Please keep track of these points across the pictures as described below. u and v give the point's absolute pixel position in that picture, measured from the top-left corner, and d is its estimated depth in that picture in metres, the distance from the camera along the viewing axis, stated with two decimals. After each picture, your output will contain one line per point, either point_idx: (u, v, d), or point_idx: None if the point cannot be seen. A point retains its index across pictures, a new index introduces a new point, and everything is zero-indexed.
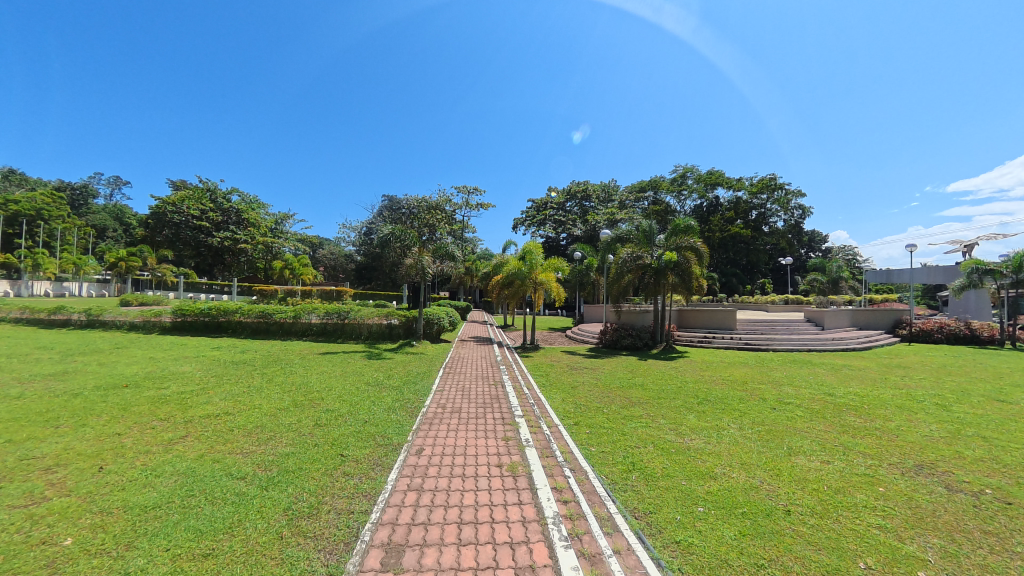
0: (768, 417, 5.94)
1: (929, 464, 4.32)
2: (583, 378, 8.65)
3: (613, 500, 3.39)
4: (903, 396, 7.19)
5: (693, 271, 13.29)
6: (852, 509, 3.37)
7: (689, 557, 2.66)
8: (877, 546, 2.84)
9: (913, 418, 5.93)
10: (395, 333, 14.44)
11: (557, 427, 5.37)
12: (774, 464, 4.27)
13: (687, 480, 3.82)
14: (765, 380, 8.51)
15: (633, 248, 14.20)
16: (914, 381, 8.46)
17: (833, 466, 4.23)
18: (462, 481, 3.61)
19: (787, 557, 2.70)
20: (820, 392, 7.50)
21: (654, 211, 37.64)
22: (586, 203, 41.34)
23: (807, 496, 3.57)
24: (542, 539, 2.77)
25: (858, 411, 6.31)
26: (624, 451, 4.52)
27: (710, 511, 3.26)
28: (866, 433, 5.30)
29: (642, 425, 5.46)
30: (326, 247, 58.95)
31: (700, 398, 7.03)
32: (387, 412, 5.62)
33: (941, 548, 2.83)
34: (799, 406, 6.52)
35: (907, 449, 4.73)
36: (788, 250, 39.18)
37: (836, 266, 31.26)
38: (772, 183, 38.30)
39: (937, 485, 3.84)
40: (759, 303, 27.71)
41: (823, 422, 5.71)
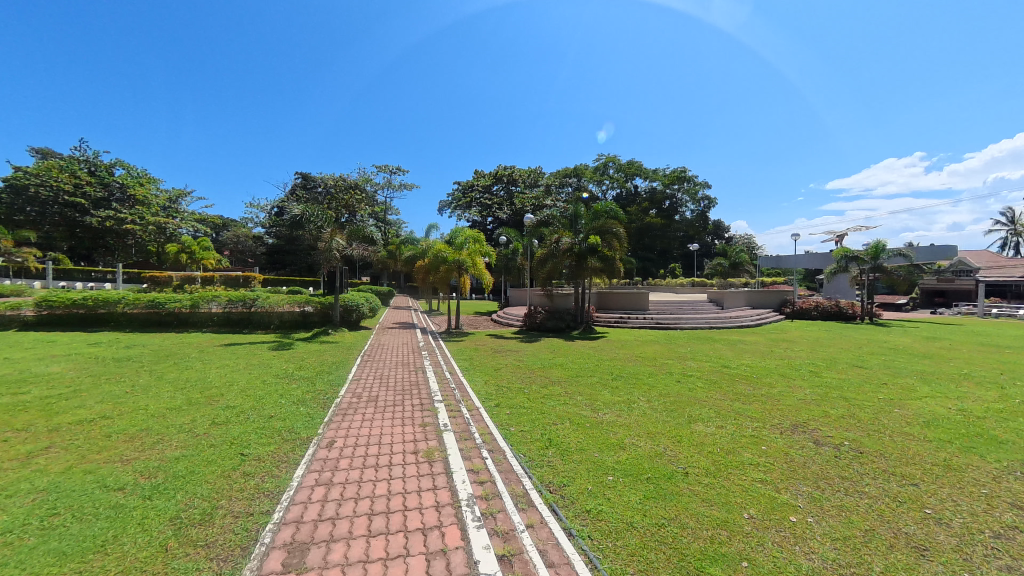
0: (673, 389, 6.51)
1: (803, 423, 4.98)
2: (506, 361, 8.81)
3: (529, 476, 3.50)
4: (784, 366, 8.24)
5: (613, 255, 13.93)
6: (739, 467, 3.78)
7: (599, 524, 2.83)
8: (759, 498, 3.21)
9: (792, 384, 6.81)
10: (309, 321, 13.60)
11: (477, 409, 5.41)
12: (676, 431, 4.66)
13: (599, 452, 4.05)
14: (671, 356, 9.29)
15: (558, 233, 14.61)
16: (791, 353, 9.75)
17: (726, 431, 4.71)
18: (376, 471, 3.52)
19: (683, 515, 2.95)
20: (718, 365, 8.35)
21: (577, 199, 39.07)
22: (512, 187, 41.38)
23: (703, 458, 3.95)
24: (455, 522, 2.79)
25: (749, 380, 7.12)
26: (541, 428, 4.68)
27: (618, 479, 3.49)
28: (754, 398, 6.01)
29: (559, 403, 5.70)
30: (232, 230, 53.74)
31: (613, 374, 7.51)
32: (296, 405, 5.27)
33: (809, 495, 3.29)
34: (700, 378, 7.22)
35: (786, 411, 5.43)
36: (696, 237, 42.73)
37: (736, 252, 34.69)
38: (683, 175, 41.43)
39: (808, 440, 4.44)
40: (670, 285, 29.97)
41: (719, 391, 6.38)
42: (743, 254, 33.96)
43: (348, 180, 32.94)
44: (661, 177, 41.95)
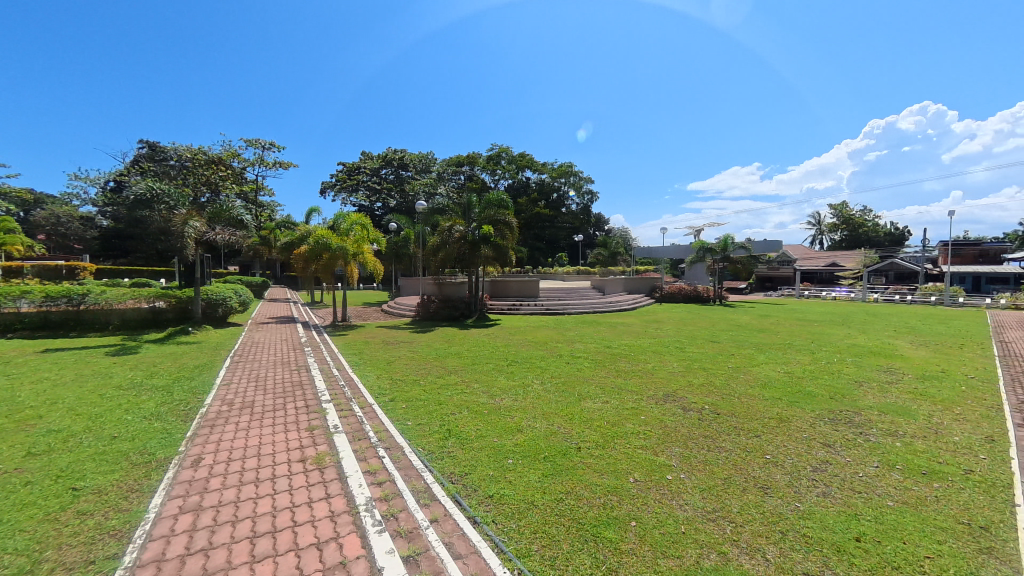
0: (563, 370, 6.95)
1: (672, 392, 5.72)
2: (401, 353, 8.51)
3: (430, 470, 3.43)
4: (655, 343, 9.33)
5: (504, 244, 14.21)
6: (623, 437, 4.19)
7: (502, 507, 2.90)
8: (641, 463, 3.60)
9: (663, 360, 7.74)
10: (162, 319, 11.49)
11: (371, 406, 5.13)
12: (568, 410, 4.98)
13: (498, 437, 4.15)
14: (561, 339, 9.89)
15: (451, 220, 14.47)
16: (661, 332, 11.08)
17: (611, 405, 5.19)
18: (257, 486, 3.13)
19: (578, 487, 3.17)
20: (601, 345, 9.14)
21: (470, 187, 39.15)
22: (403, 172, 39.58)
23: (593, 433, 4.29)
24: (353, 530, 2.62)
25: (628, 358, 7.92)
26: (440, 419, 4.63)
27: (518, 461, 3.61)
28: (632, 374, 6.71)
29: (457, 392, 5.69)
30: (39, 207, 42.59)
31: (508, 360, 7.74)
32: (149, 420, 4.43)
33: (681, 454, 3.78)
34: (587, 358, 7.82)
35: (658, 383, 6.17)
36: (580, 229, 45.84)
37: (614, 243, 38.07)
38: (569, 169, 43.99)
39: (677, 407, 5.10)
40: (557, 273, 31.77)
41: (604, 369, 6.99)
42: (620, 244, 37.45)
43: (210, 154, 28.37)
44: (550, 170, 44.02)
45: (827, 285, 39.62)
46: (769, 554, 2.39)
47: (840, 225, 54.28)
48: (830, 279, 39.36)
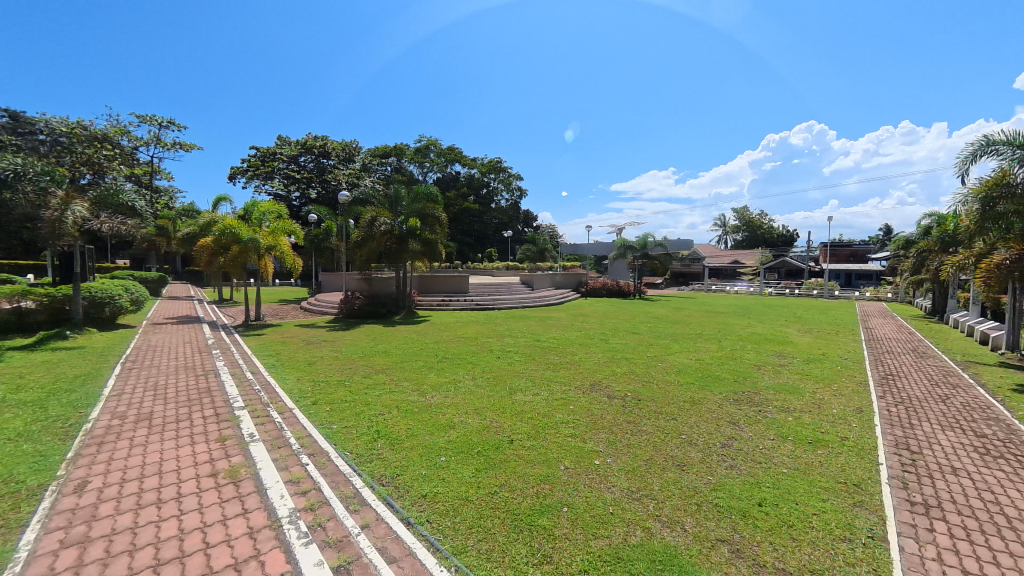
0: (494, 365, 7.00)
1: (598, 382, 6.02)
2: (323, 353, 8.03)
3: (359, 474, 3.29)
4: (581, 336, 9.75)
5: (432, 238, 13.85)
6: (553, 427, 4.33)
7: (435, 505, 2.87)
8: (571, 451, 3.75)
9: (588, 351, 8.12)
10: (29, 322, 9.72)
11: (292, 411, 4.78)
12: (499, 404, 5.04)
13: (429, 435, 4.08)
14: (491, 334, 9.95)
15: (375, 212, 14.00)
16: (586, 325, 11.60)
17: (541, 397, 5.33)
18: (160, 508, 2.79)
19: (512, 479, 3.23)
20: (531, 339, 9.34)
21: (397, 179, 37.78)
22: (324, 161, 36.76)
23: (524, 425, 4.37)
24: (276, 545, 2.44)
25: (556, 350, 8.20)
26: (368, 421, 4.44)
27: (450, 458, 3.58)
28: (560, 366, 6.95)
29: (385, 392, 5.49)
30: None
31: (439, 357, 7.63)
32: (13, 442, 3.74)
33: (608, 439, 4.00)
34: (517, 352, 7.95)
35: (585, 374, 6.46)
36: (509, 225, 46.32)
37: (542, 239, 38.97)
38: (499, 165, 44.27)
39: (603, 396, 5.38)
40: (487, 268, 31.86)
41: (533, 362, 7.17)
42: (548, 241, 38.43)
43: (90, 130, 24.65)
44: (479, 166, 43.93)
45: (729, 280, 43.99)
46: (687, 525, 2.62)
47: (740, 226, 60.54)
48: (732, 275, 43.77)
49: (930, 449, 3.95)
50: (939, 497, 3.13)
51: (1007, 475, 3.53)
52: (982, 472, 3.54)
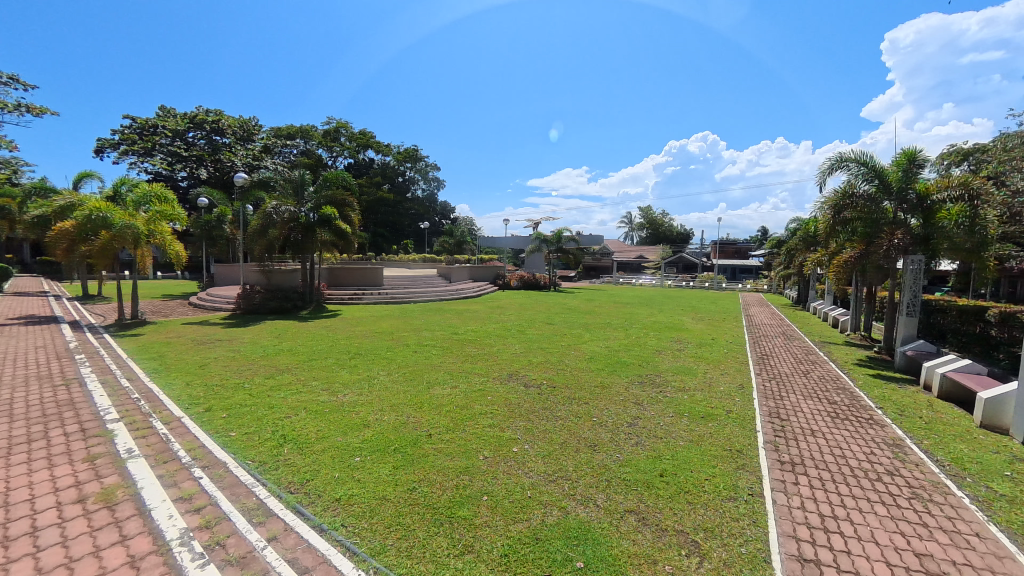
0: (411, 359, 6.85)
1: (515, 372, 6.18)
2: (217, 353, 7.20)
3: (263, 484, 3.03)
4: (499, 328, 9.91)
5: (344, 229, 12.96)
6: (472, 418, 4.36)
7: (351, 508, 2.74)
8: (489, 440, 3.80)
9: (506, 342, 8.29)
10: None
11: (181, 419, 4.24)
12: (417, 399, 4.94)
13: (342, 436, 3.88)
14: (407, 328, 9.71)
15: (279, 199, 12.71)
16: (504, 317, 11.80)
17: (459, 389, 5.33)
18: (6, 547, 2.33)
19: (431, 473, 3.19)
20: (449, 332, 9.29)
21: (302, 162, 35.01)
22: (217, 138, 32.65)
23: (442, 418, 4.34)
24: (166, 572, 2.18)
25: (474, 342, 8.25)
26: (272, 426, 4.09)
27: (366, 458, 3.44)
28: (478, 358, 7.01)
29: (292, 393, 5.10)
30: None
31: (351, 353, 7.26)
32: None
33: (525, 427, 4.12)
34: (435, 345, 7.86)
35: (502, 364, 6.59)
36: (426, 216, 45.34)
37: (460, 231, 38.67)
38: (415, 153, 43.11)
39: (520, 385, 5.54)
40: (403, 260, 30.88)
41: (451, 355, 7.14)
42: (466, 233, 38.31)
43: None
44: (394, 153, 42.36)
45: (635, 273, 47.56)
46: (598, 500, 2.81)
47: (644, 224, 65.67)
48: (637, 268, 47.38)
49: (793, 416, 4.67)
50: (800, 456, 3.71)
51: (848, 433, 4.30)
52: (831, 432, 4.27)
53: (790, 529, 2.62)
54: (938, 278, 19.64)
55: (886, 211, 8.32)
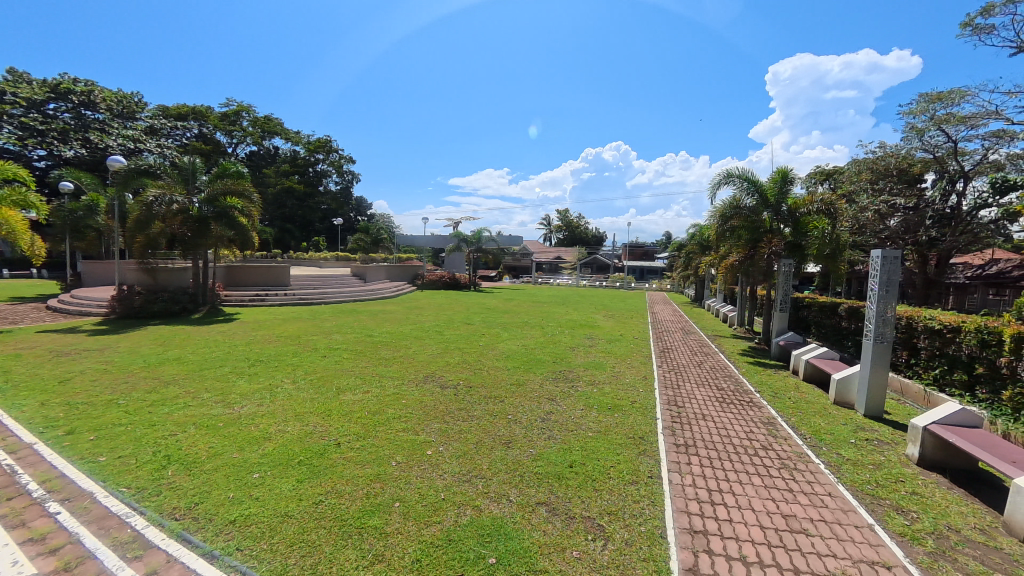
0: (320, 364, 6.42)
1: (432, 373, 6.07)
2: (81, 366, 6.14)
3: (140, 513, 2.64)
4: (416, 329, 9.67)
5: (243, 223, 11.80)
6: (385, 424, 4.19)
7: (248, 529, 2.50)
8: (402, 445, 3.69)
9: (423, 343, 8.11)
10: None
11: (30, 447, 3.55)
12: (325, 406, 4.64)
13: (238, 451, 3.52)
14: (317, 331, 9.09)
15: (161, 187, 11.23)
16: (422, 317, 11.55)
17: (371, 394, 5.10)
18: None
19: (339, 484, 3.01)
20: (362, 334, 8.87)
21: (195, 146, 31.43)
22: (86, 112, 27.45)
23: (353, 425, 4.13)
24: None
25: (389, 344, 7.96)
26: (152, 446, 3.58)
27: (266, 473, 3.15)
28: (394, 360, 6.78)
29: (179, 407, 4.52)
30: None
31: (251, 360, 6.62)
32: None
33: (441, 429, 4.06)
34: (346, 349, 7.45)
35: (418, 366, 6.44)
36: (340, 212, 42.95)
37: (377, 229, 37.16)
38: (328, 144, 40.81)
39: (436, 386, 5.46)
40: (312, 259, 28.87)
41: (365, 359, 6.81)
42: (383, 231, 36.92)
43: None
44: (304, 142, 39.70)
45: (553, 273, 49.36)
46: (512, 495, 2.85)
47: (561, 226, 68.39)
48: (555, 269, 49.23)
49: (688, 403, 5.16)
50: (693, 438, 4.10)
51: (733, 415, 4.85)
52: (718, 416, 4.79)
53: (682, 505, 2.89)
54: (804, 279, 22.88)
55: (765, 221, 9.38)
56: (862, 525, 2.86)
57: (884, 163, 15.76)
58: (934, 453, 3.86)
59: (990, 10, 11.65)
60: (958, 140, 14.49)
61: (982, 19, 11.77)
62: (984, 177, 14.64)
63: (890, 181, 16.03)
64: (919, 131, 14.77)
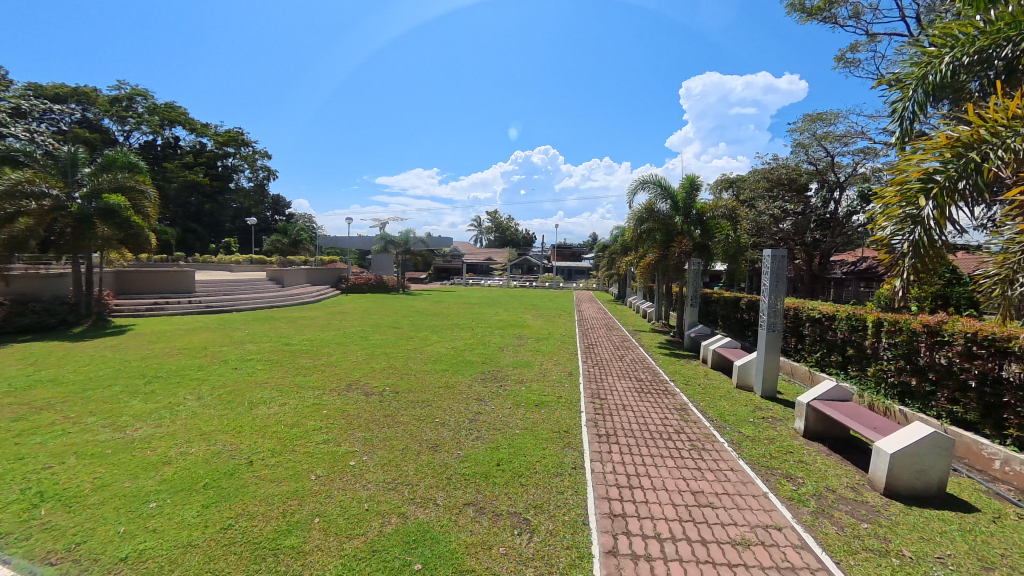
0: (229, 378, 5.88)
1: (356, 380, 5.83)
2: None
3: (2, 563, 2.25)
4: (339, 335, 9.24)
5: (136, 222, 10.46)
6: (304, 436, 3.95)
7: (143, 566, 2.23)
8: (322, 457, 3.50)
9: (346, 350, 7.76)
10: None
11: None
12: (236, 423, 4.27)
13: (131, 480, 3.13)
14: (226, 341, 8.34)
15: (31, 176, 9.66)
16: (346, 322, 11.05)
17: (288, 406, 4.78)
18: None
19: (252, 505, 2.79)
20: (279, 343, 8.29)
21: (75, 133, 27.38)
22: None
23: (268, 441, 3.84)
24: None
25: (310, 352, 7.52)
26: (18, 483, 3.06)
27: (165, 502, 2.83)
28: (314, 369, 6.41)
29: (53, 436, 3.90)
30: None
31: (146, 376, 5.90)
32: None
33: (365, 438, 3.90)
34: (260, 360, 6.91)
35: (341, 374, 6.15)
36: (254, 211, 39.76)
37: (296, 230, 34.82)
38: (240, 137, 37.69)
39: (360, 394, 5.24)
40: (222, 262, 26.37)
41: (281, 369, 6.36)
42: (304, 232, 34.78)
43: None
44: (212, 134, 36.28)
45: (484, 275, 49.47)
46: (439, 499, 2.83)
47: (492, 228, 68.87)
48: (486, 270, 49.43)
49: (610, 395, 5.45)
50: (614, 428, 4.35)
51: (650, 404, 5.21)
52: (637, 405, 5.11)
53: (604, 492, 3.05)
54: (713, 276, 25.05)
55: (676, 224, 10.20)
56: (758, 494, 3.21)
57: (777, 173, 17.77)
58: (815, 426, 4.42)
59: (856, 47, 13.59)
60: (834, 155, 16.71)
61: (850, 54, 13.67)
62: (853, 188, 17.02)
63: (782, 189, 18.05)
64: (804, 146, 16.83)
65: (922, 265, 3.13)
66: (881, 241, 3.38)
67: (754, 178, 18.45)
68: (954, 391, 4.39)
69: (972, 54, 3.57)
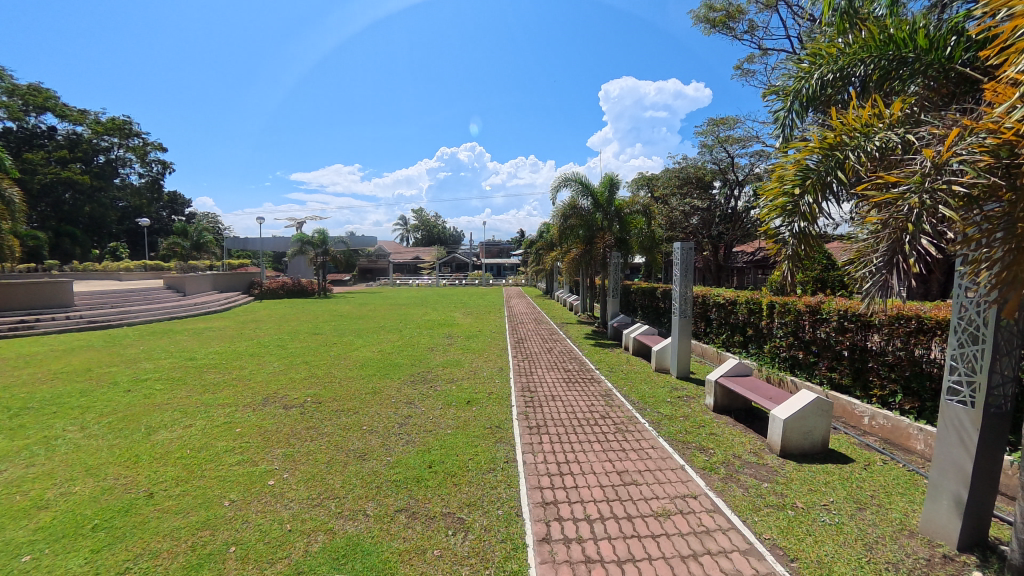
0: (120, 402, 5.19)
1: (272, 394, 5.42)
2: None
3: None
4: (252, 345, 8.54)
5: None
6: (214, 459, 3.62)
7: None
8: (237, 480, 3.23)
9: (262, 361, 7.19)
10: None
11: None
12: (130, 452, 3.80)
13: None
14: (115, 361, 7.35)
15: None
16: (260, 331, 10.24)
17: (195, 428, 4.33)
18: None
19: (153, 542, 2.51)
20: (182, 359, 7.48)
21: None
22: None
23: (170, 469, 3.46)
24: None
25: (218, 367, 6.87)
26: None
27: (43, 552, 2.45)
28: (225, 384, 5.87)
29: None
30: None
31: (13, 408, 5.01)
32: None
33: (285, 454, 3.66)
34: (159, 379, 6.18)
35: (256, 388, 5.69)
36: (146, 211, 35.35)
37: (198, 231, 31.50)
38: (126, 126, 33.31)
39: (279, 408, 4.88)
40: (107, 270, 23.11)
41: (185, 388, 5.74)
42: (208, 234, 31.59)
43: None
44: (89, 121, 31.60)
45: (413, 275, 48.26)
46: (369, 510, 2.74)
47: (420, 226, 67.20)
48: (414, 270, 48.30)
49: (540, 387, 5.60)
50: (544, 419, 4.48)
51: (578, 393, 5.43)
52: (565, 395, 5.30)
53: (536, 482, 3.14)
54: (633, 269, 26.59)
55: (597, 220, 10.64)
56: (675, 467, 3.49)
57: (686, 172, 19.27)
58: (722, 400, 4.91)
59: (751, 57, 15.08)
60: (734, 156, 18.44)
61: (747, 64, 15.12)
62: (749, 185, 18.94)
63: (691, 187, 19.58)
64: (709, 147, 18.35)
65: (801, 254, 3.56)
66: (771, 233, 3.75)
67: (667, 176, 19.80)
68: (831, 360, 5.09)
69: (835, 71, 4.12)
